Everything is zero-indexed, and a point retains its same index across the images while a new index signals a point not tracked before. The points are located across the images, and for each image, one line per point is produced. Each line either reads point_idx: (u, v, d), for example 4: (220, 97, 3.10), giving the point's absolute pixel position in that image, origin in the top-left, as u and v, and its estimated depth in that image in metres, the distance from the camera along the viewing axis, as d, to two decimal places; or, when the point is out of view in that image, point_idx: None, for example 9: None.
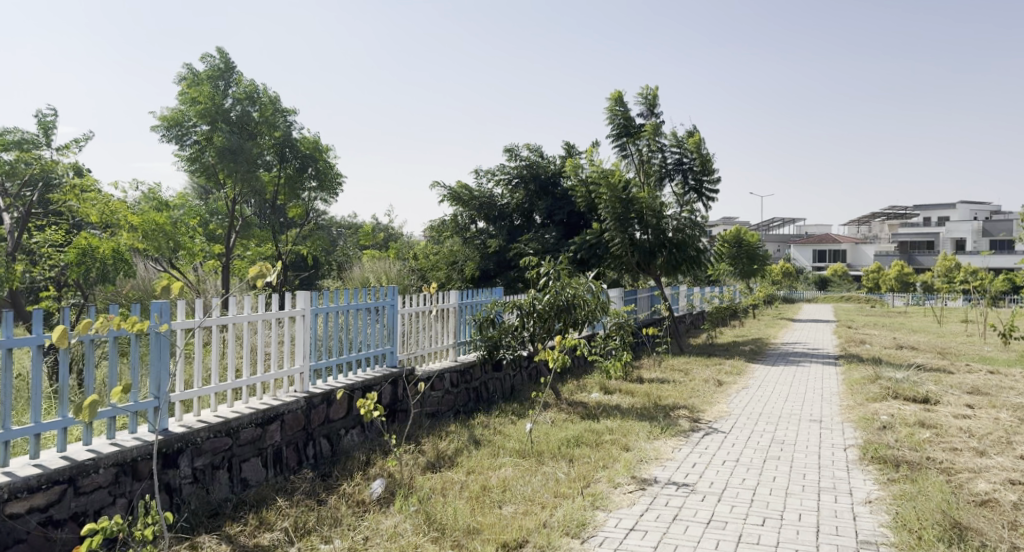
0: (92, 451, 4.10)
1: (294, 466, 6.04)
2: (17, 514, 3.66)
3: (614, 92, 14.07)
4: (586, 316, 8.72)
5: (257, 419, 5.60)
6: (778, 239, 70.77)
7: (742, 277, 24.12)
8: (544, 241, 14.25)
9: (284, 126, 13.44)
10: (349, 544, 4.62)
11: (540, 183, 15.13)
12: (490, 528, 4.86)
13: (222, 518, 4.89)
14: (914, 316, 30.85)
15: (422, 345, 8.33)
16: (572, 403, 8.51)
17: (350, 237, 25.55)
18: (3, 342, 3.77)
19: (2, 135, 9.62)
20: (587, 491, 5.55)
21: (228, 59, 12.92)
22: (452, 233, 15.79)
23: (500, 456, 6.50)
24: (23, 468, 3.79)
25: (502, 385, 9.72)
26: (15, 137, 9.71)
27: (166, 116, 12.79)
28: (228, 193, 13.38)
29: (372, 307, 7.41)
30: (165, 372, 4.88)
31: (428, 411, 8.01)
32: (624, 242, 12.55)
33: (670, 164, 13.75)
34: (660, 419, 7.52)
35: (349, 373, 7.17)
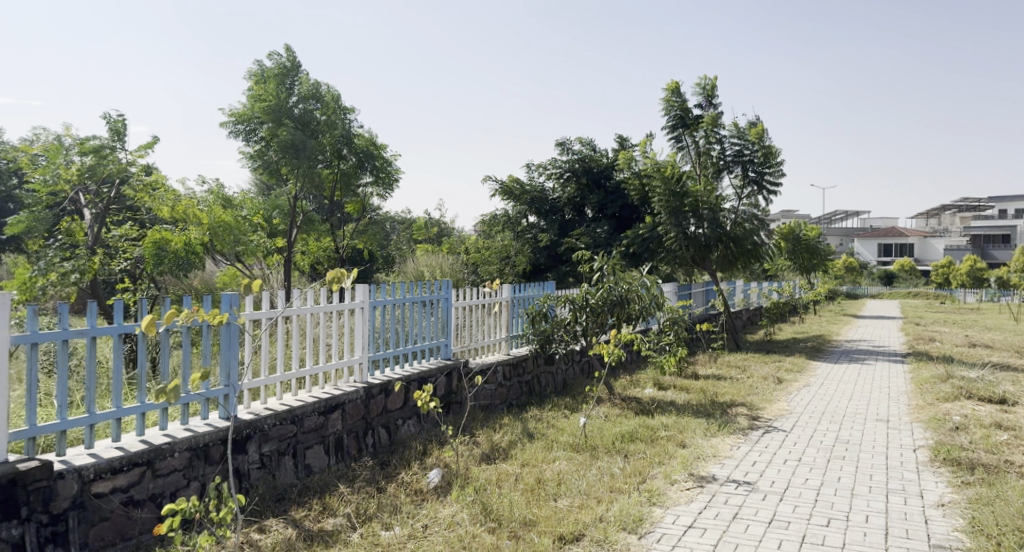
0: (169, 435, 4.28)
1: (354, 454, 6.19)
2: (102, 494, 3.84)
3: (671, 82, 13.91)
4: (640, 311, 8.64)
5: (320, 407, 5.76)
6: (839, 233, 68.77)
7: (801, 273, 23.53)
8: (596, 235, 14.19)
9: (344, 123, 13.66)
10: (410, 531, 4.73)
11: (592, 176, 15.04)
12: (547, 521, 4.90)
13: (288, 502, 5.04)
14: (987, 312, 29.60)
15: (476, 338, 8.43)
16: (626, 398, 8.47)
17: (404, 231, 25.81)
18: (90, 330, 3.97)
19: (85, 141, 9.91)
20: (644, 487, 5.53)
21: (294, 58, 13.22)
22: (504, 228, 15.81)
23: (554, 450, 6.52)
24: (107, 450, 3.97)
25: (555, 379, 9.74)
26: (95, 144, 9.92)
27: (235, 114, 13.17)
28: (290, 189, 13.65)
29: (427, 299, 7.50)
30: (235, 360, 5.08)
31: (482, 404, 8.08)
32: (679, 236, 12.33)
33: (729, 155, 13.40)
34: (718, 417, 7.43)
35: (404, 365, 7.29)
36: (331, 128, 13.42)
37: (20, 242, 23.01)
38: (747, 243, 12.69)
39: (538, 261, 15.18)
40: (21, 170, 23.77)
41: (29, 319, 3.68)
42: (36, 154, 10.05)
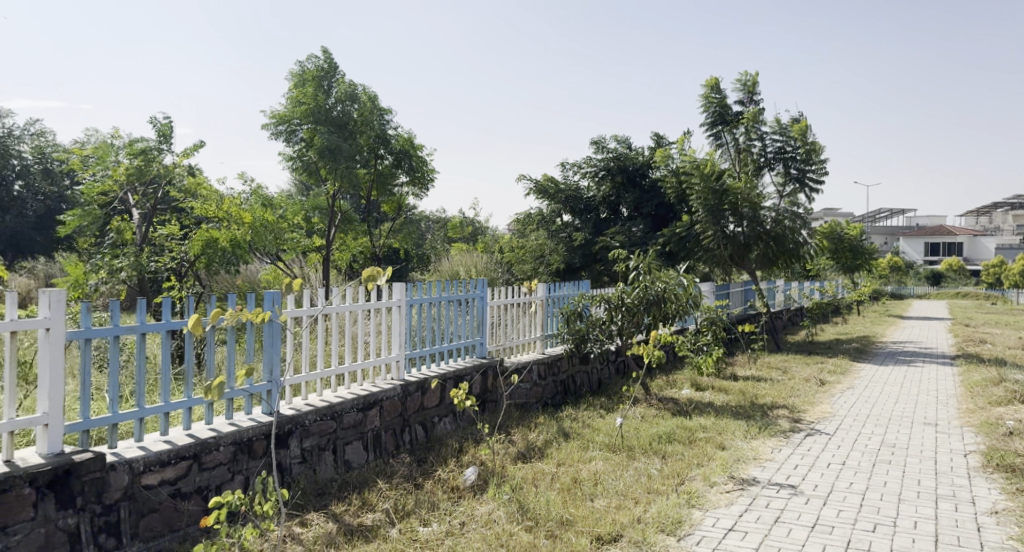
0: (214, 429, 4.36)
1: (392, 450, 6.24)
2: (151, 486, 3.93)
3: (711, 78, 13.73)
4: (677, 311, 8.56)
5: (359, 404, 5.83)
6: (883, 232, 67.22)
7: (844, 272, 23.05)
8: (631, 234, 14.09)
9: (381, 124, 13.76)
10: (447, 528, 4.75)
11: (628, 174, 14.90)
12: (584, 520, 4.88)
13: (328, 496, 5.10)
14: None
15: (511, 337, 8.43)
16: (663, 398, 8.39)
17: (440, 230, 25.95)
18: (140, 327, 4.06)
19: (132, 143, 10.13)
20: (682, 488, 5.48)
21: (332, 60, 13.34)
22: (539, 226, 15.76)
23: (591, 450, 6.49)
24: (155, 443, 4.06)
25: (590, 378, 9.70)
26: (142, 147, 10.14)
27: (275, 116, 13.32)
28: (329, 189, 13.77)
29: (463, 298, 7.53)
30: (277, 357, 5.16)
31: (518, 403, 8.08)
32: (717, 235, 12.18)
33: (771, 152, 13.22)
34: (758, 418, 7.32)
35: (440, 362, 7.32)
36: (368, 128, 13.56)
37: (71, 241, 23.74)
38: (788, 242, 12.48)
39: (572, 261, 15.06)
40: (73, 171, 24.56)
41: (83, 316, 3.77)
42: (87, 155, 10.36)
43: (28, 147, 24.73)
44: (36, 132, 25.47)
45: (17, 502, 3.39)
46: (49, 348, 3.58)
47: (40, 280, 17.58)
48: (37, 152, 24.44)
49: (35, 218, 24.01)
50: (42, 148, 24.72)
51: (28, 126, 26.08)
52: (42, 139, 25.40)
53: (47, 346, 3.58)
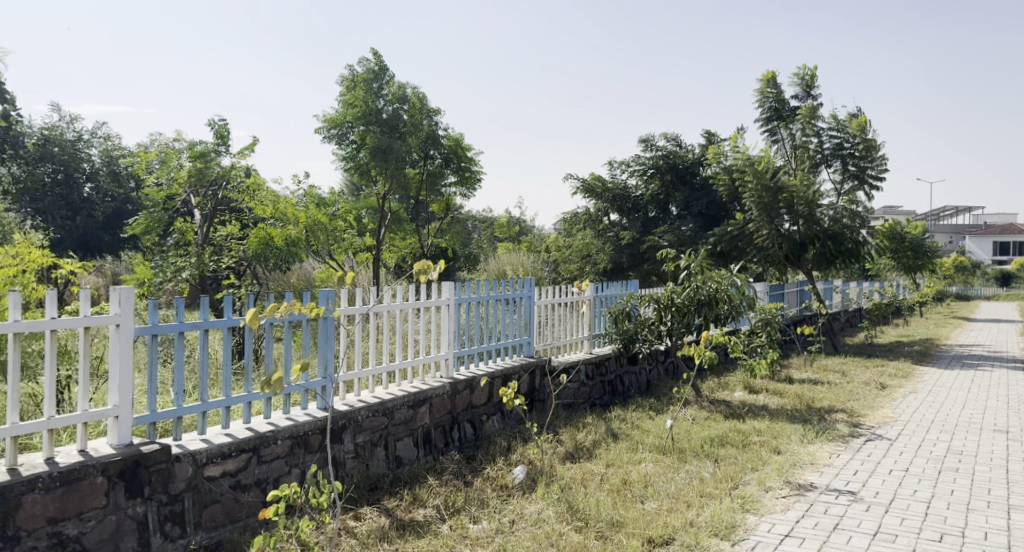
0: (272, 424, 4.46)
1: (441, 447, 6.28)
2: (214, 477, 4.03)
3: (767, 71, 13.47)
4: (730, 311, 8.41)
5: (409, 401, 5.88)
6: (945, 232, 64.89)
7: (905, 273, 22.31)
8: (680, 233, 13.92)
9: (429, 124, 13.85)
10: (498, 526, 4.76)
11: (678, 173, 14.65)
12: (635, 522, 4.83)
13: (380, 491, 5.17)
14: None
15: (558, 337, 8.41)
16: (714, 400, 8.25)
17: (487, 229, 25.99)
18: (204, 323, 4.18)
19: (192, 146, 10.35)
20: (736, 493, 5.37)
21: (382, 62, 13.41)
22: (585, 226, 15.60)
23: (641, 451, 6.41)
24: (217, 436, 4.17)
25: (638, 378, 9.60)
26: (202, 149, 10.38)
27: (327, 119, 13.48)
28: (380, 190, 13.90)
29: (511, 298, 7.51)
30: (332, 354, 5.25)
31: (566, 402, 8.05)
32: (771, 234, 11.98)
33: (828, 149, 12.85)
34: (815, 423, 7.13)
35: (488, 361, 7.34)
36: (418, 129, 13.69)
37: (135, 242, 24.57)
38: (846, 241, 12.14)
39: (619, 260, 14.83)
40: (139, 174, 25.46)
41: (151, 312, 3.89)
42: (151, 158, 10.70)
43: (96, 150, 25.73)
44: (103, 136, 26.46)
45: (90, 489, 3.51)
46: (119, 342, 3.71)
47: (107, 277, 18.32)
48: (104, 155, 25.40)
49: (103, 219, 24.96)
50: (109, 150, 25.67)
51: (96, 129, 27.05)
52: (109, 142, 26.37)
53: (118, 341, 3.69)
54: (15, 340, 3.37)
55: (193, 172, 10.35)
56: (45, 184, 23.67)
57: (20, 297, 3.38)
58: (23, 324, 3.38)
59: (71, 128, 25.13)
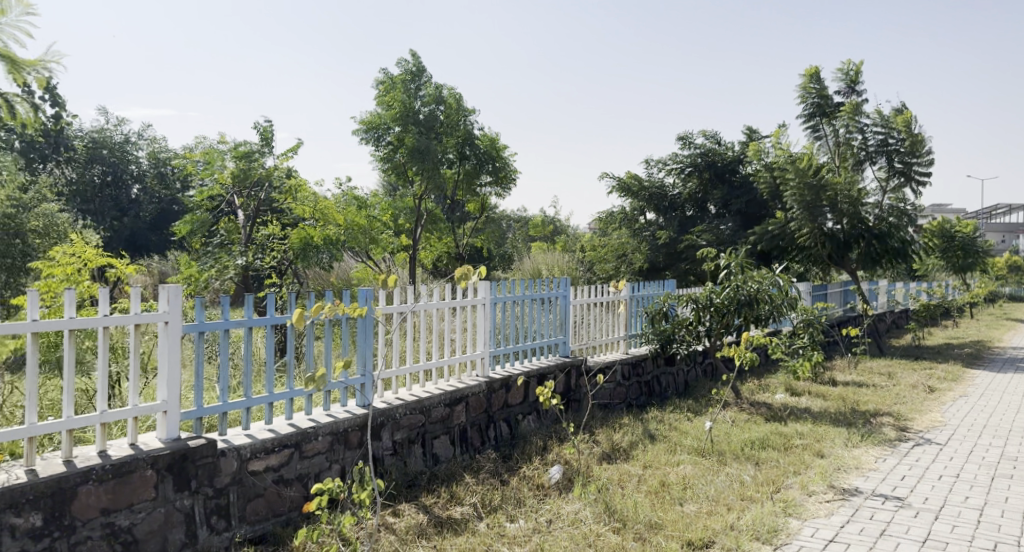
0: (313, 420, 4.51)
1: (477, 446, 6.28)
2: (258, 472, 4.08)
3: (810, 67, 13.23)
4: (771, 311, 8.25)
5: (446, 399, 5.90)
6: (994, 232, 62.99)
7: (954, 272, 21.67)
8: (719, 233, 13.74)
9: (466, 124, 13.87)
10: (535, 525, 4.74)
11: (717, 171, 14.46)
12: (674, 525, 4.76)
13: (417, 489, 5.19)
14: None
15: (594, 337, 8.36)
16: (755, 402, 8.11)
17: (522, 229, 25.95)
18: (248, 321, 4.24)
19: (236, 147, 10.68)
20: (778, 496, 5.27)
21: (420, 63, 13.45)
22: (621, 225, 15.28)
23: (679, 453, 6.33)
24: (261, 431, 4.22)
25: (676, 380, 9.48)
26: (246, 149, 10.71)
27: (364, 120, 13.59)
28: (417, 190, 13.96)
29: (547, 297, 7.48)
30: (370, 351, 5.29)
31: (602, 403, 8.00)
32: (814, 232, 11.72)
33: (872, 146, 12.57)
34: (860, 426, 6.97)
35: (523, 360, 7.32)
36: (455, 130, 13.73)
37: (180, 242, 25.12)
38: (893, 240, 11.82)
39: (655, 259, 14.44)
40: (184, 176, 26.00)
41: (198, 309, 3.96)
42: (196, 160, 10.94)
43: (144, 152, 26.36)
44: (150, 137, 27.07)
45: (141, 482, 3.58)
46: (167, 339, 3.78)
47: (154, 274, 18.74)
48: (151, 157, 26.00)
49: (150, 219, 25.56)
50: (156, 152, 26.27)
51: (143, 132, 27.70)
52: (156, 144, 26.98)
53: (166, 338, 3.76)
54: (69, 337, 3.45)
55: (237, 172, 10.55)
56: (96, 185, 24.32)
57: (75, 295, 3.48)
58: (77, 321, 3.45)
59: (120, 131, 25.73)
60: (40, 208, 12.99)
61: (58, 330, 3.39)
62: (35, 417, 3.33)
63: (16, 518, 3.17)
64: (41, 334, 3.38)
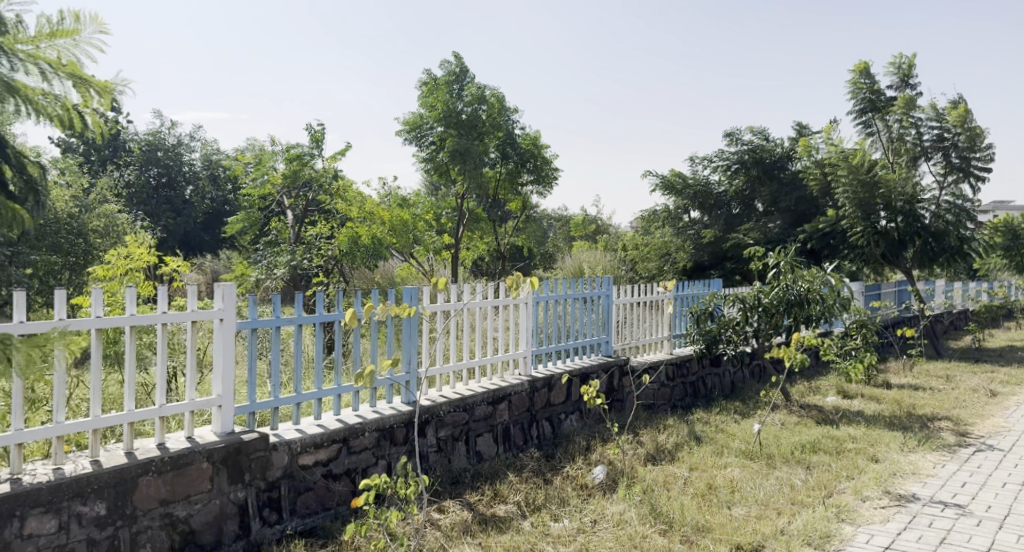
0: (360, 416, 4.54)
1: (520, 444, 6.27)
2: (308, 466, 4.14)
3: (859, 61, 12.84)
4: (822, 312, 8.04)
5: (489, 397, 5.89)
6: None
7: (1017, 272, 20.83)
8: (767, 231, 13.54)
9: (507, 124, 13.86)
10: (579, 525, 4.70)
11: (764, 167, 14.14)
12: (721, 528, 4.67)
13: (462, 485, 5.20)
14: None
15: (637, 337, 8.27)
16: (805, 405, 7.91)
17: (564, 228, 25.85)
18: (300, 319, 4.29)
19: (288, 150, 10.82)
20: (830, 501, 5.13)
21: (463, 63, 13.48)
22: (664, 223, 15.07)
23: (726, 456, 6.21)
24: (311, 426, 4.28)
25: (722, 381, 9.31)
26: (298, 151, 10.85)
27: (407, 121, 13.69)
28: (459, 189, 14.00)
29: (589, 296, 7.40)
30: (415, 350, 5.31)
31: (646, 403, 7.91)
32: (868, 231, 11.39)
33: (928, 141, 12.22)
34: (917, 430, 6.75)
35: (566, 360, 7.27)
36: (497, 130, 13.73)
37: (230, 242, 25.72)
38: (951, 238, 11.45)
39: (700, 258, 14.28)
40: (235, 177, 26.60)
41: (251, 307, 4.02)
42: (248, 162, 11.19)
43: (197, 154, 27.09)
44: (203, 140, 27.82)
45: (197, 474, 3.65)
46: (222, 336, 3.83)
47: (207, 272, 19.23)
48: (204, 159, 26.67)
49: (203, 220, 26.26)
50: (209, 155, 26.98)
51: (195, 134, 28.47)
52: (209, 147, 27.72)
53: (221, 335, 3.82)
54: (130, 333, 3.53)
55: (287, 173, 10.73)
56: (152, 186, 25.10)
57: (136, 292, 3.55)
58: (138, 317, 3.53)
59: (173, 134, 26.49)
60: (101, 209, 13.45)
61: (121, 326, 3.47)
62: (98, 410, 3.41)
63: (82, 507, 3.25)
64: (104, 330, 3.47)
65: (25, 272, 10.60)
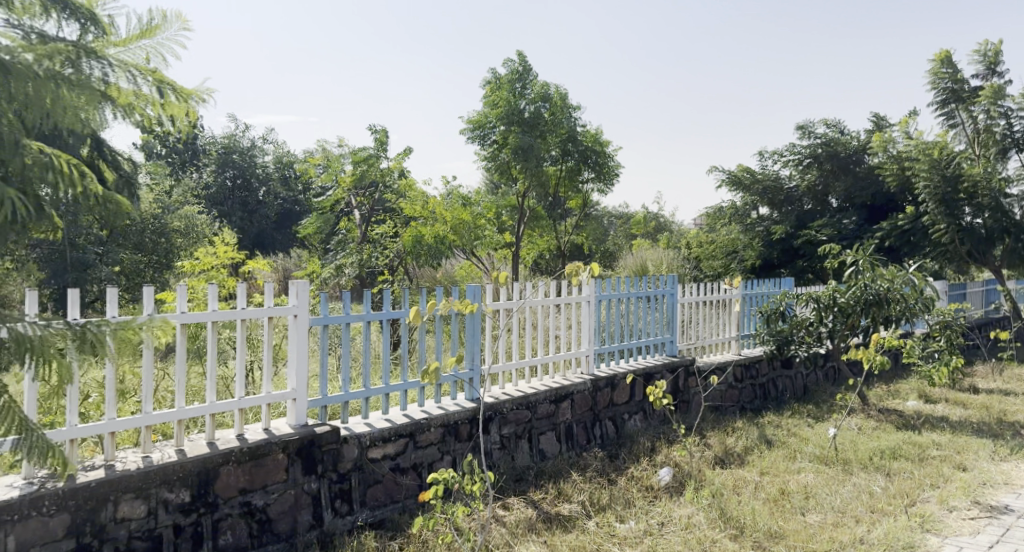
0: (426, 412, 4.54)
1: (584, 443, 6.18)
2: (376, 459, 4.16)
3: (941, 50, 12.24)
4: (902, 312, 7.66)
5: (551, 396, 5.82)
6: None
7: None
8: (842, 227, 13.05)
9: (570, 122, 13.73)
10: (646, 527, 4.58)
11: (839, 162, 13.60)
12: (796, 535, 4.49)
13: (525, 483, 5.15)
14: None
15: (703, 336, 8.07)
16: (883, 409, 7.56)
17: (626, 226, 25.54)
18: (367, 316, 4.31)
19: (358, 152, 10.94)
20: (913, 510, 4.87)
21: (526, 61, 13.41)
22: (731, 220, 14.64)
23: (799, 461, 5.98)
24: (379, 421, 4.30)
25: (794, 383, 8.99)
26: (366, 153, 10.98)
27: (471, 120, 13.69)
28: (520, 187, 13.94)
29: (653, 295, 7.23)
30: (478, 347, 5.28)
31: (713, 405, 7.69)
32: (951, 228, 10.83)
33: (1019, 132, 11.53)
34: (1008, 439, 6.36)
35: (629, 359, 7.14)
36: (559, 127, 13.60)
37: (300, 240, 26.35)
38: None
39: (770, 255, 13.86)
40: (305, 178, 27.28)
41: (322, 304, 4.06)
42: (317, 163, 11.42)
43: (269, 156, 27.90)
44: (274, 143, 28.61)
45: (274, 465, 3.70)
46: (296, 331, 3.88)
47: (279, 269, 19.75)
48: (276, 161, 27.43)
49: (275, 220, 27.03)
50: (280, 157, 27.73)
51: (267, 137, 29.32)
52: (280, 150, 28.50)
53: (296, 330, 3.87)
54: (212, 328, 3.61)
55: (354, 175, 10.88)
56: (229, 187, 25.96)
57: (216, 289, 3.61)
58: (219, 313, 3.61)
59: (247, 137, 27.38)
60: (181, 209, 13.96)
61: (203, 321, 3.54)
62: (183, 401, 3.50)
63: (168, 494, 3.33)
64: (188, 324, 3.55)
65: (114, 270, 11.09)
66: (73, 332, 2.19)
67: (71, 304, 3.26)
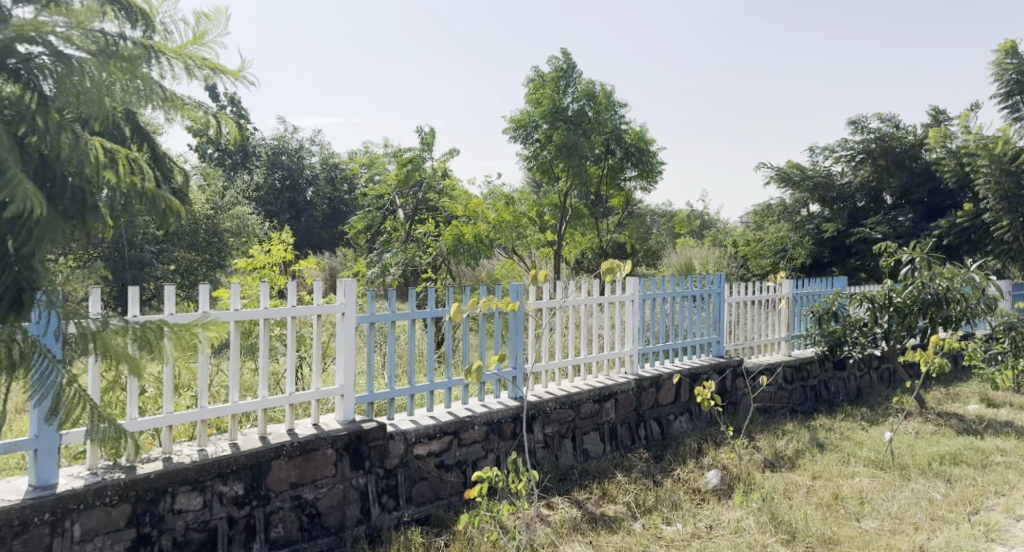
0: (470, 410, 4.52)
1: (628, 444, 6.08)
2: (422, 456, 4.14)
3: (1006, 40, 11.75)
4: (962, 313, 7.37)
5: (595, 395, 5.74)
6: None
7: None
8: (897, 225, 12.65)
9: (615, 120, 13.58)
10: (694, 529, 4.47)
11: (893, 157, 13.17)
12: (852, 541, 4.33)
13: (569, 483, 5.08)
14: None
15: (752, 337, 7.88)
16: (942, 413, 7.28)
17: (670, 225, 25.21)
18: (411, 313, 4.30)
19: (401, 153, 10.99)
20: (977, 519, 4.66)
21: (571, 59, 13.31)
22: (779, 218, 14.30)
23: (853, 465, 5.78)
24: (423, 418, 4.28)
25: (846, 385, 8.73)
26: (410, 153, 11.03)
27: (514, 119, 13.66)
28: (564, 186, 13.85)
29: (699, 294, 7.09)
30: (522, 345, 5.23)
31: (762, 406, 7.51)
32: (1015, 225, 10.47)
33: None
34: None
35: (675, 359, 7.01)
36: (604, 126, 13.47)
37: (346, 239, 26.70)
38: None
39: (821, 254, 13.52)
40: (351, 179, 27.61)
41: (368, 301, 4.07)
42: (363, 163, 11.52)
43: (316, 157, 28.32)
44: (321, 144, 29.03)
45: (323, 460, 3.71)
46: (344, 328, 3.89)
47: (325, 268, 20.03)
48: (322, 162, 27.82)
49: (322, 220, 27.42)
50: (327, 158, 28.11)
51: (314, 138, 29.77)
52: (327, 151, 28.88)
53: (344, 327, 3.88)
54: (264, 324, 3.64)
55: (398, 174, 10.95)
56: (278, 188, 26.44)
57: (267, 287, 3.64)
58: (270, 310, 3.63)
59: (296, 139, 27.86)
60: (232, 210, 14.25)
61: (256, 318, 3.57)
62: (237, 396, 3.52)
63: (223, 486, 3.36)
64: (241, 321, 3.58)
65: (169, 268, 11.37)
66: (133, 330, 2.20)
67: (130, 300, 3.32)
